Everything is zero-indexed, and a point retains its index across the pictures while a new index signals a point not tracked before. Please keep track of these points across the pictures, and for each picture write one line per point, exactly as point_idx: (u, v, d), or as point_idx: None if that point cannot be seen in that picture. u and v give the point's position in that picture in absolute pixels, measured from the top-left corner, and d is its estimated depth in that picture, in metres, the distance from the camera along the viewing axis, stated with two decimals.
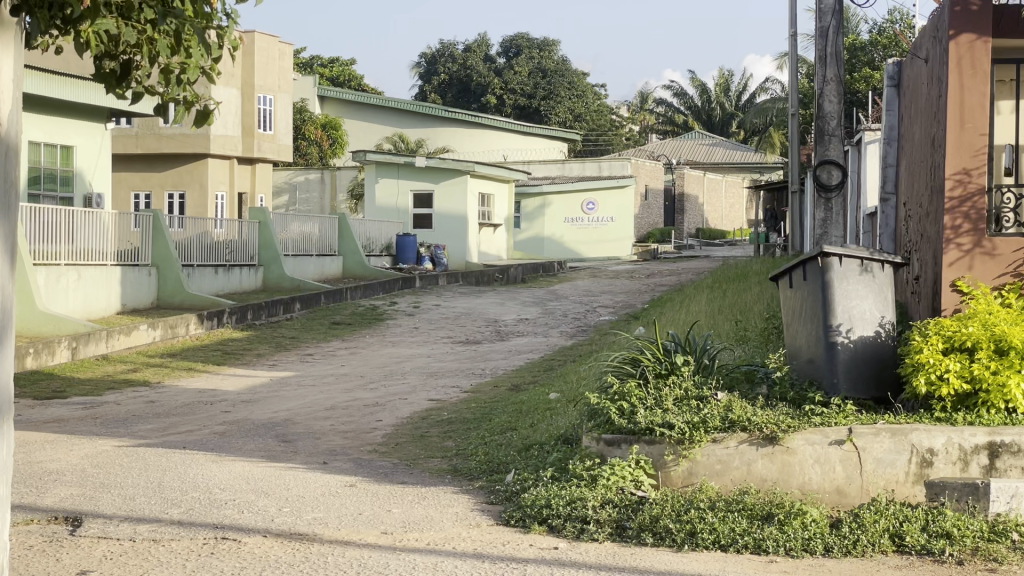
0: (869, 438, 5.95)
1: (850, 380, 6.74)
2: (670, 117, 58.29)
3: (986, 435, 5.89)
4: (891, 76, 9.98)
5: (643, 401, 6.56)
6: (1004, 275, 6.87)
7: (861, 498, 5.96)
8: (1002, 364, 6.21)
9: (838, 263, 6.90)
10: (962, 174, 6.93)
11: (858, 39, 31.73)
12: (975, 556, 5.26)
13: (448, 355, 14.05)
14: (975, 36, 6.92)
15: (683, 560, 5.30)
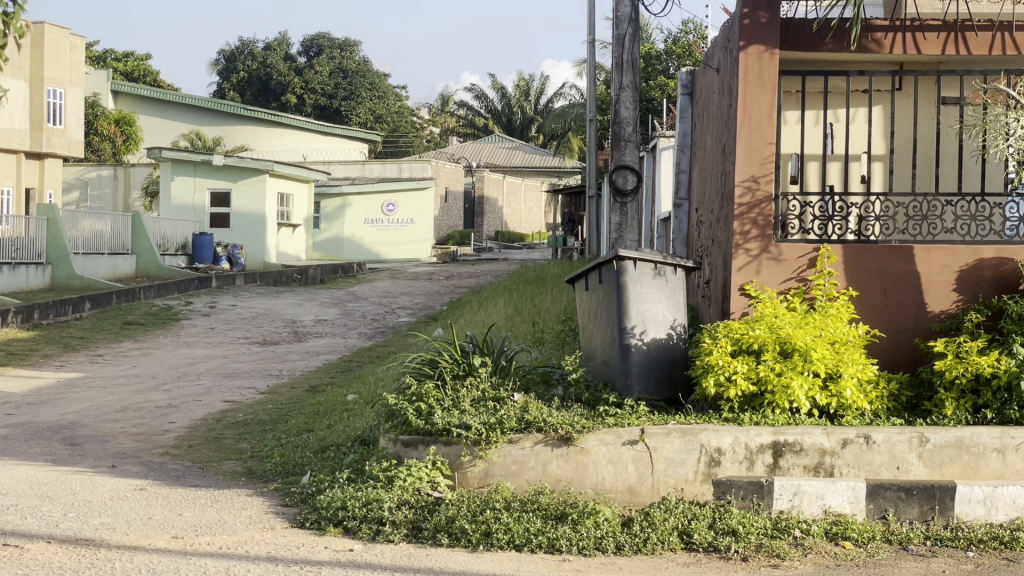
0: (661, 438, 6.09)
1: (643, 381, 6.89)
2: (470, 119, 58.63)
3: (771, 435, 6.07)
4: (684, 84, 10.24)
5: (440, 402, 6.57)
6: (790, 280, 7.11)
7: (652, 497, 6.10)
8: (786, 366, 6.44)
9: (632, 266, 7.00)
10: (750, 182, 7.13)
11: (654, 47, 32.51)
12: (758, 553, 5.42)
13: (244, 356, 13.86)
14: (763, 47, 7.12)
15: (477, 560, 5.33)
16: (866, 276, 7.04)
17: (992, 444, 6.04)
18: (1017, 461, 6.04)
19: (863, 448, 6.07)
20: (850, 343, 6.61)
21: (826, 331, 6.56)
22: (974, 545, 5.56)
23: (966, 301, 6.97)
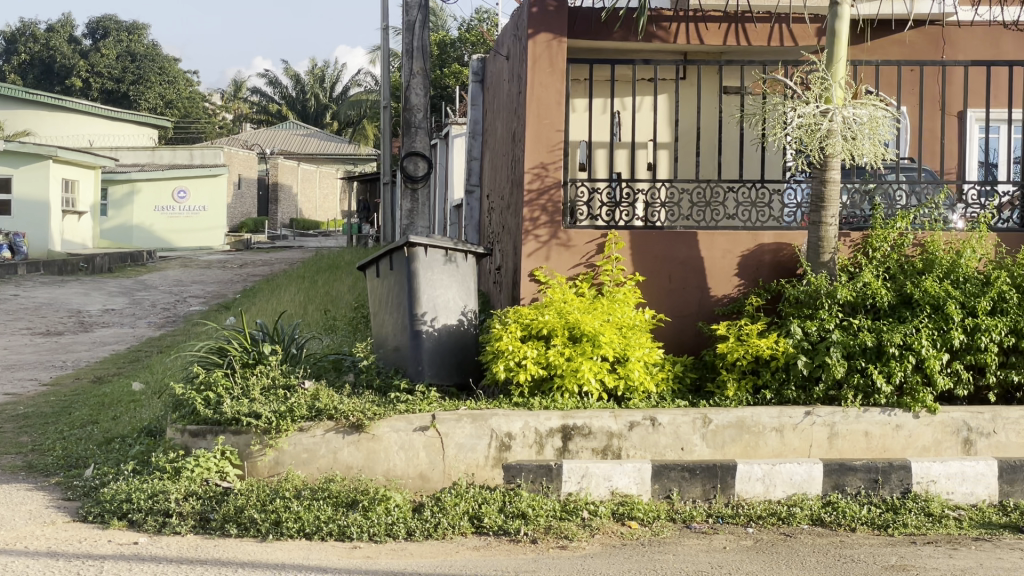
0: (452, 424, 6.12)
1: (433, 366, 6.88)
2: (264, 106, 57.80)
3: (560, 419, 6.18)
4: (475, 72, 10.28)
5: (230, 391, 6.44)
6: (578, 265, 7.21)
7: (443, 483, 6.13)
8: (575, 350, 6.52)
9: (423, 253, 7.01)
10: (539, 169, 7.18)
11: (447, 35, 32.61)
12: (547, 535, 5.49)
13: (26, 348, 13.40)
14: (551, 35, 7.20)
15: (267, 550, 5.27)
16: (650, 261, 7.19)
17: (771, 423, 6.26)
18: (795, 439, 6.27)
19: (649, 430, 6.21)
20: (636, 327, 6.75)
21: (613, 317, 6.67)
22: (753, 521, 5.73)
23: (746, 286, 7.18)
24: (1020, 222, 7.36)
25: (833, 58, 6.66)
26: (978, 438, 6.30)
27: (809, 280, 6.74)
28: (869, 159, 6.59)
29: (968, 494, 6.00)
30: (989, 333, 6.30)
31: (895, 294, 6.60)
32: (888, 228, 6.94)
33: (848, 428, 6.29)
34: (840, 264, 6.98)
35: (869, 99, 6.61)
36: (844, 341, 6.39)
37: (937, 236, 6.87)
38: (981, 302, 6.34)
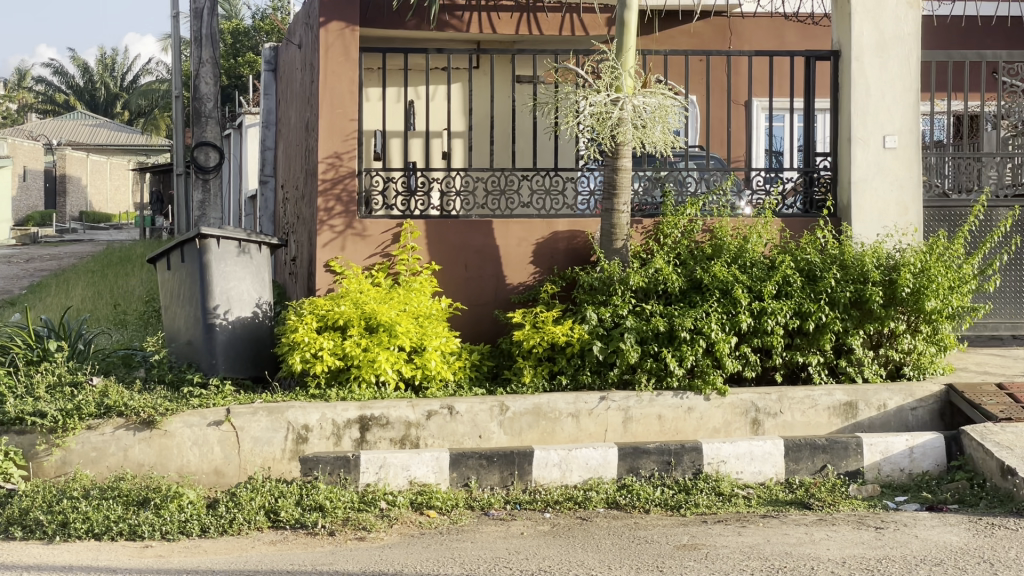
0: (247, 418, 6.03)
1: (228, 360, 6.78)
2: (50, 96, 56.02)
3: (357, 410, 6.14)
4: (268, 60, 10.14)
5: (13, 389, 6.20)
6: (374, 255, 7.15)
7: (239, 478, 6.03)
8: (372, 341, 6.46)
9: (216, 244, 6.84)
10: (334, 159, 7.11)
11: (240, 24, 32.12)
12: (345, 527, 5.43)
13: None
14: (343, 23, 7.14)
15: (54, 552, 5.09)
16: (446, 250, 7.20)
17: (567, 409, 6.34)
18: (590, 424, 6.37)
19: (446, 418, 6.23)
20: (433, 316, 6.74)
21: (409, 306, 6.65)
22: (550, 506, 5.78)
23: (541, 273, 7.25)
24: (804, 207, 7.60)
25: (623, 47, 6.74)
26: (765, 418, 6.49)
27: (602, 267, 6.81)
28: (659, 147, 6.74)
29: (756, 473, 6.16)
30: (775, 317, 6.49)
31: (685, 280, 6.74)
32: (678, 215, 7.09)
33: (642, 412, 6.41)
34: (632, 250, 7.08)
35: (657, 87, 6.73)
36: (637, 327, 6.50)
37: (725, 222, 7.02)
38: (767, 287, 6.52)
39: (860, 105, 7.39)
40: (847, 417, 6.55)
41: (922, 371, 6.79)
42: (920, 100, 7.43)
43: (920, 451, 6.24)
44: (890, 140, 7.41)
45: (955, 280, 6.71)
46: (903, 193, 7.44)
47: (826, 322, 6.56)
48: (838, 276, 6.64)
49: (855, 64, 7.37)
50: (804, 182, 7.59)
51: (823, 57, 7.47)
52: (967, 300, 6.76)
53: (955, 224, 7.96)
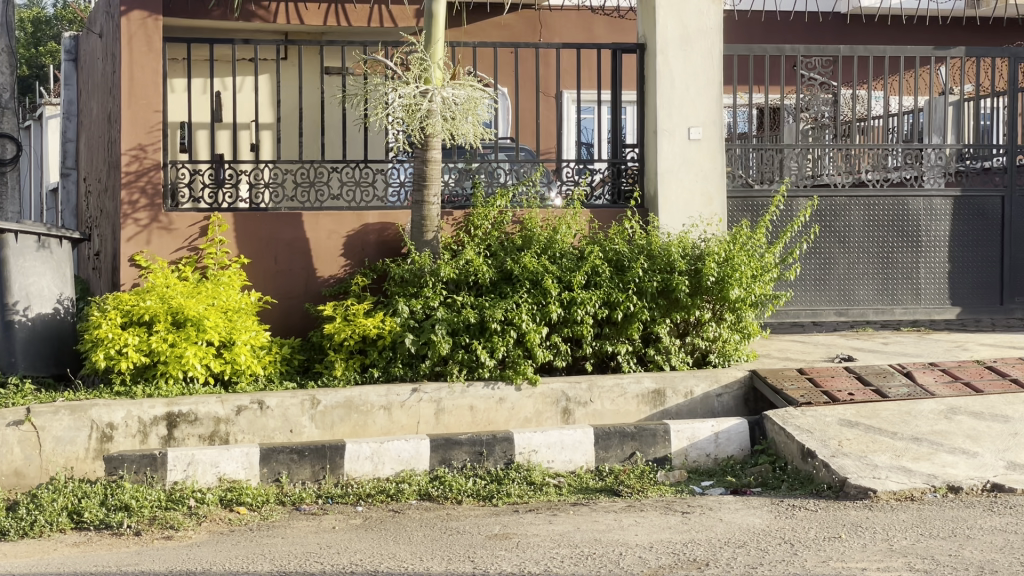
0: (48, 416, 5.80)
1: (28, 358, 6.56)
2: None
3: (164, 406, 6.02)
4: (68, 50, 9.87)
5: None
6: (180, 249, 7.00)
7: (40, 478, 5.77)
8: (179, 336, 6.32)
9: (13, 239, 6.64)
10: (137, 150, 6.95)
11: (41, 13, 31.21)
12: (151, 526, 5.30)
13: None
14: (146, 12, 6.96)
15: None
16: (254, 243, 7.10)
17: (379, 402, 6.32)
18: (402, 417, 6.37)
19: (256, 413, 6.17)
20: (242, 310, 6.64)
21: (218, 300, 6.53)
22: (362, 500, 5.74)
23: (352, 265, 7.21)
24: (612, 197, 7.73)
25: (431, 38, 6.73)
26: (575, 407, 6.58)
27: (413, 258, 6.79)
28: (469, 139, 6.79)
29: (567, 462, 6.23)
30: (585, 306, 6.56)
31: (495, 271, 6.77)
32: (488, 206, 7.09)
33: (453, 403, 6.43)
34: (443, 242, 7.08)
35: (465, 79, 6.78)
36: (448, 318, 6.50)
37: (534, 213, 7.07)
38: (576, 277, 6.59)
39: (665, 98, 7.51)
40: (655, 405, 6.68)
41: (726, 358, 6.96)
42: (723, 93, 7.59)
43: (725, 436, 6.41)
44: (694, 131, 7.56)
45: (757, 269, 6.87)
46: (708, 183, 7.61)
47: (634, 311, 6.65)
48: (645, 265, 6.75)
49: (659, 57, 7.49)
50: (612, 173, 7.70)
51: (628, 50, 7.58)
52: (769, 288, 6.93)
53: (758, 213, 8.18)
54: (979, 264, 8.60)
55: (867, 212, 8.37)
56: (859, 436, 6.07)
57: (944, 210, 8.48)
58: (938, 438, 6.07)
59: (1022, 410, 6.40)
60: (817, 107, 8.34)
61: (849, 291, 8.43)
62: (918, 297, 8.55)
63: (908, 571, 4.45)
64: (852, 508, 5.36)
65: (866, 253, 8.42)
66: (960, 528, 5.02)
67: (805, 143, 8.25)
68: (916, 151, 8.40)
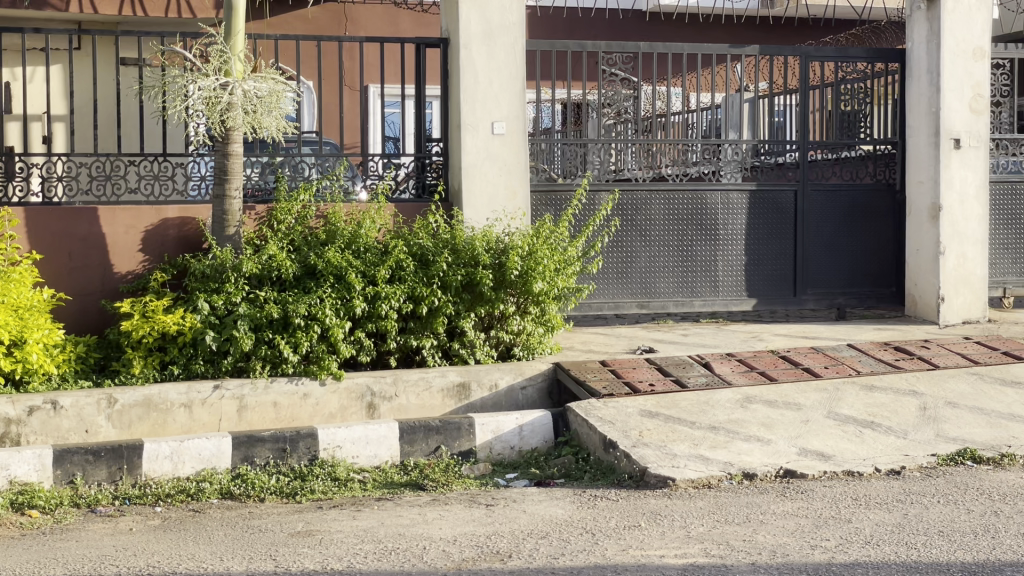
0: None
1: None
2: None
3: None
4: None
5: None
6: None
7: None
8: None
9: None
10: None
11: None
12: None
13: None
14: None
15: None
16: (47, 239, 6.89)
17: (178, 400, 6.22)
18: (203, 414, 6.29)
19: (50, 414, 5.99)
20: (34, 308, 6.43)
21: (9, 297, 6.30)
22: (161, 500, 5.62)
23: (151, 261, 7.06)
24: (416, 192, 7.71)
25: (232, 31, 6.60)
26: (380, 402, 6.57)
27: (214, 254, 6.68)
28: (271, 132, 6.71)
29: (371, 457, 6.21)
30: (389, 301, 6.53)
31: (299, 266, 6.70)
32: (292, 201, 7.07)
33: (256, 400, 6.36)
34: (245, 237, 6.99)
35: (268, 72, 6.65)
36: (250, 313, 6.40)
37: (338, 208, 7.03)
38: (380, 271, 6.57)
39: (469, 92, 7.54)
40: (459, 398, 6.71)
41: (529, 352, 7.05)
42: (525, 89, 7.68)
43: (529, 428, 6.47)
44: (498, 126, 7.60)
45: (560, 262, 7.00)
46: (511, 177, 7.67)
47: (439, 305, 6.66)
48: (449, 259, 6.77)
49: (463, 51, 7.50)
50: (417, 168, 7.71)
51: (432, 44, 7.58)
52: (572, 281, 7.07)
53: (561, 207, 8.28)
54: (774, 256, 8.84)
55: (668, 207, 8.55)
56: (659, 426, 6.19)
57: (741, 203, 8.71)
58: (733, 427, 6.23)
59: (813, 398, 6.61)
60: (619, 102, 8.47)
61: (650, 285, 8.59)
62: (717, 289, 8.75)
63: (704, 557, 4.55)
64: (652, 497, 5.46)
65: (666, 247, 8.60)
66: (754, 513, 5.16)
67: (607, 138, 8.37)
68: (714, 147, 8.59)
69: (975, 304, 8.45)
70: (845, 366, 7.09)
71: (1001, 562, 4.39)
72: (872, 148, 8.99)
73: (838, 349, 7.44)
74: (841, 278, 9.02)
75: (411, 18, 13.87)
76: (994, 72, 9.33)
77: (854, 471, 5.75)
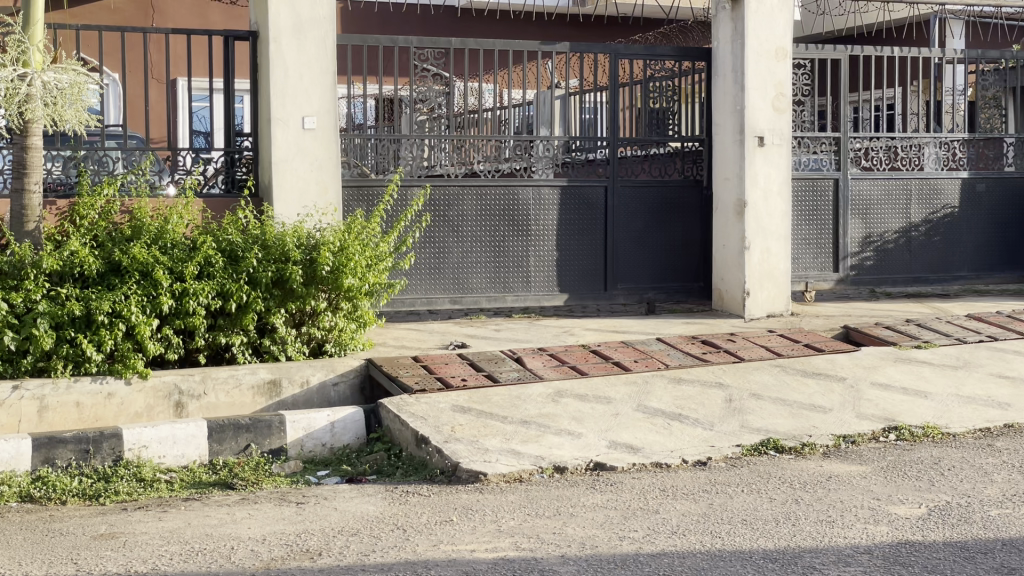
0: None
1: None
2: None
3: None
4: None
5: None
6: None
7: None
8: None
9: None
10: None
11: None
12: None
13: None
14: None
15: None
16: None
17: None
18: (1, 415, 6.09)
19: None
20: None
21: None
22: None
23: None
24: (225, 186, 7.67)
25: (29, 20, 6.38)
26: (188, 401, 6.46)
27: (12, 250, 6.45)
28: (72, 126, 6.49)
29: (178, 456, 6.09)
30: (197, 298, 6.41)
31: (103, 262, 6.51)
32: (95, 196, 6.83)
33: (57, 400, 6.18)
34: (46, 232, 6.76)
35: (68, 64, 6.46)
36: (52, 312, 6.12)
37: (143, 203, 6.88)
38: (188, 268, 6.41)
39: (279, 86, 7.45)
40: (270, 396, 6.63)
41: (341, 348, 7.06)
42: (337, 83, 7.63)
43: (341, 425, 6.42)
44: (308, 120, 7.54)
45: (372, 258, 6.99)
46: (323, 172, 7.60)
47: (248, 301, 6.57)
48: (259, 256, 6.66)
49: (272, 45, 7.41)
50: (225, 162, 7.67)
51: (241, 37, 7.48)
52: (383, 277, 7.09)
53: (372, 203, 8.28)
54: (584, 252, 8.96)
55: (479, 203, 8.60)
56: (471, 421, 6.20)
57: (552, 199, 8.79)
58: (545, 421, 6.28)
59: (623, 392, 6.70)
60: (433, 99, 8.48)
61: (462, 279, 8.66)
62: (528, 285, 8.84)
63: (515, 550, 4.57)
64: (464, 492, 5.47)
65: (478, 243, 8.66)
66: (564, 506, 5.21)
67: (419, 134, 8.39)
68: (525, 143, 8.66)
69: (779, 297, 8.67)
70: (654, 360, 7.21)
71: (802, 549, 4.51)
72: (680, 145, 9.17)
73: (647, 343, 7.57)
74: (652, 273, 9.18)
75: (218, 12, 15.03)
76: (795, 72, 9.64)
77: (662, 463, 5.85)
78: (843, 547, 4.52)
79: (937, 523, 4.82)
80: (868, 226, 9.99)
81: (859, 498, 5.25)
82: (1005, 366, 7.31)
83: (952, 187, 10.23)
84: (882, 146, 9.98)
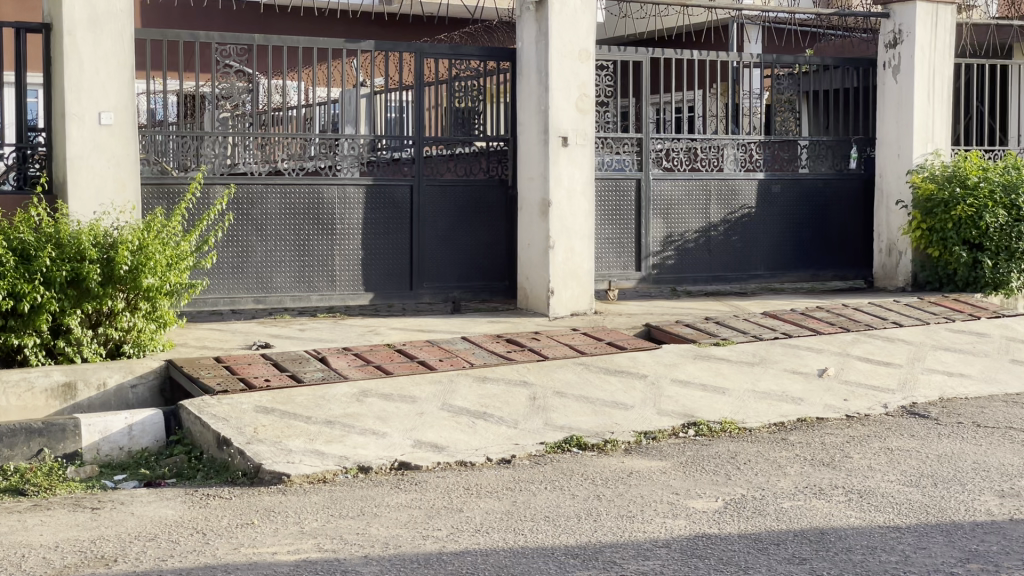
0: None
1: None
2: None
3: None
4: None
5: None
6: None
7: None
8: None
9: None
10: None
11: None
12: None
13: None
14: None
15: None
16: None
17: None
18: None
19: None
20: None
21: None
22: None
23: None
24: (16, 183, 7.47)
25: None
26: None
27: None
28: None
29: None
30: None
31: None
32: None
33: None
34: None
35: None
36: None
37: None
38: None
39: (73, 80, 7.25)
40: (65, 399, 6.44)
41: (140, 349, 6.90)
42: (134, 77, 7.46)
43: (139, 428, 6.26)
44: (105, 116, 7.35)
45: (172, 257, 6.86)
46: (120, 169, 7.44)
47: (42, 302, 6.36)
48: (53, 255, 6.45)
49: (67, 38, 7.20)
50: (17, 159, 7.46)
51: (33, 29, 7.28)
52: (184, 277, 6.97)
53: (173, 201, 8.13)
54: (390, 251, 8.93)
55: (283, 202, 8.51)
56: (274, 422, 6.12)
57: (357, 198, 8.75)
58: (349, 421, 6.23)
59: (428, 391, 6.70)
60: (237, 96, 8.37)
61: (265, 278, 8.54)
62: (333, 285, 8.77)
63: (317, 551, 4.53)
64: (266, 494, 5.39)
65: (282, 242, 8.56)
66: (368, 506, 5.18)
67: (222, 132, 8.28)
68: (330, 141, 8.62)
69: (583, 296, 8.78)
70: (459, 359, 7.22)
71: (602, 544, 4.56)
72: (485, 145, 9.21)
73: (452, 342, 7.58)
74: (458, 273, 9.20)
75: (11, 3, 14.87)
76: (598, 74, 9.78)
77: (466, 461, 5.86)
78: (642, 541, 4.59)
79: (733, 516, 4.93)
80: (669, 226, 10.18)
81: (659, 493, 5.34)
82: (799, 362, 7.53)
83: (748, 187, 10.50)
84: (683, 147, 10.17)
